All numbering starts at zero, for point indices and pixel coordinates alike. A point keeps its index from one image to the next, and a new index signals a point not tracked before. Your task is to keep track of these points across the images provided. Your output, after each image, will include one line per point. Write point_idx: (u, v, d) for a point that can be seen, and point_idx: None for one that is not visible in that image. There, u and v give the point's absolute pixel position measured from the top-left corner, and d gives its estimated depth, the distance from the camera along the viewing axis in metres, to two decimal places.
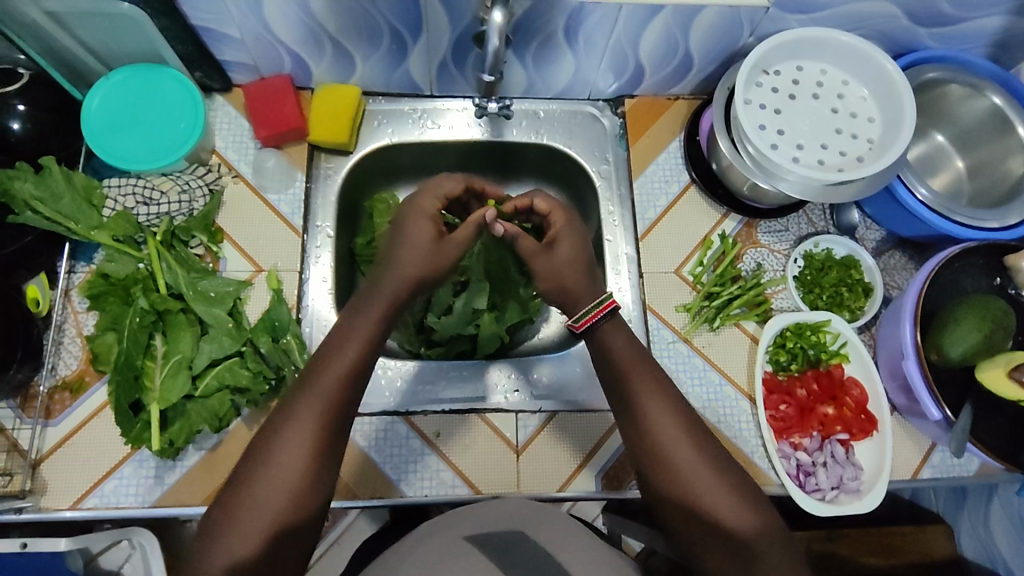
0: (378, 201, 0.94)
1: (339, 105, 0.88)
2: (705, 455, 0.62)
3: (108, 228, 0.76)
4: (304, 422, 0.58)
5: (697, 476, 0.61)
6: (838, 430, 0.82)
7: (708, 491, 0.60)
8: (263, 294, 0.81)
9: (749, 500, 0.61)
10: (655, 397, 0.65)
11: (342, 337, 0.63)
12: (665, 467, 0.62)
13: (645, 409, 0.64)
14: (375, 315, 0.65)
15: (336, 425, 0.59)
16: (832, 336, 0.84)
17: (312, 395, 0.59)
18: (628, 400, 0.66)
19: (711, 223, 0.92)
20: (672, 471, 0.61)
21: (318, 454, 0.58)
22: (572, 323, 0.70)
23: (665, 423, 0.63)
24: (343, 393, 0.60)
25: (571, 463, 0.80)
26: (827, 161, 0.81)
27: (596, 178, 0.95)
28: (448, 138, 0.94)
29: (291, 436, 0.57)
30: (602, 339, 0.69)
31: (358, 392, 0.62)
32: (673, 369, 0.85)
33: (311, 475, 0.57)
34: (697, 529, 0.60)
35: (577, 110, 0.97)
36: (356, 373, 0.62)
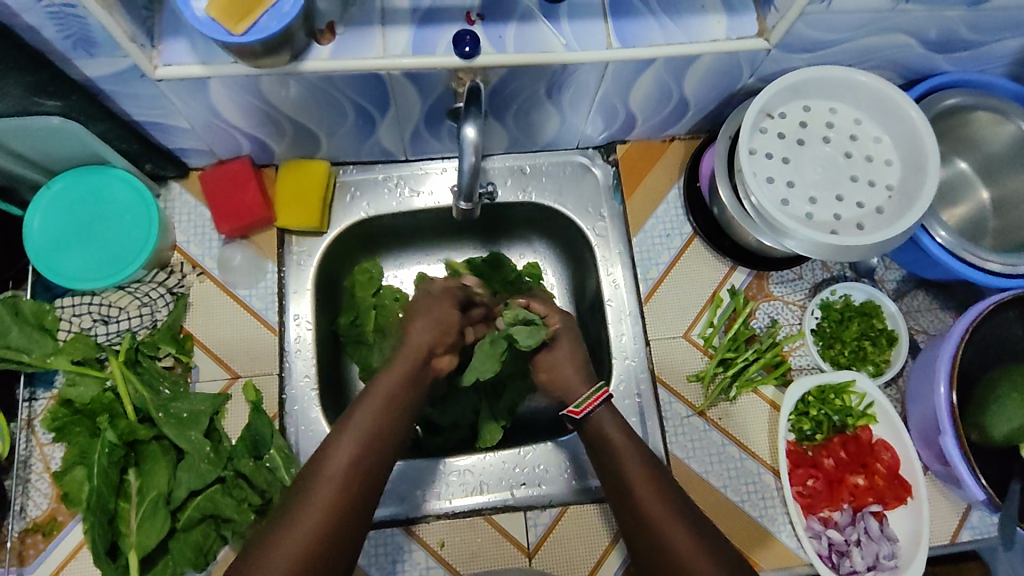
0: (360, 275, 0.87)
1: (306, 184, 0.81)
2: (700, 537, 0.59)
3: (65, 352, 0.70)
4: (329, 478, 0.57)
5: (693, 557, 0.57)
6: (871, 501, 0.76)
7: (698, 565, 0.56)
8: (242, 406, 0.75)
9: None
10: (650, 490, 0.62)
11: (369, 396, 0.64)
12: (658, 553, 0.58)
13: (639, 498, 0.62)
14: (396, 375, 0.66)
15: (381, 441, 0.61)
16: (857, 397, 0.79)
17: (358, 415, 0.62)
18: (626, 492, 0.63)
19: (719, 277, 0.85)
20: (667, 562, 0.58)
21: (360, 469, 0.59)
22: (572, 409, 0.70)
23: (655, 512, 0.60)
24: (369, 445, 0.60)
25: (586, 562, 0.75)
26: (844, 214, 0.74)
27: (592, 236, 0.87)
28: (429, 205, 0.87)
29: (314, 492, 0.56)
30: (598, 425, 0.69)
31: (383, 452, 0.61)
32: (689, 446, 0.79)
33: (330, 531, 0.54)
34: None
35: (566, 161, 0.90)
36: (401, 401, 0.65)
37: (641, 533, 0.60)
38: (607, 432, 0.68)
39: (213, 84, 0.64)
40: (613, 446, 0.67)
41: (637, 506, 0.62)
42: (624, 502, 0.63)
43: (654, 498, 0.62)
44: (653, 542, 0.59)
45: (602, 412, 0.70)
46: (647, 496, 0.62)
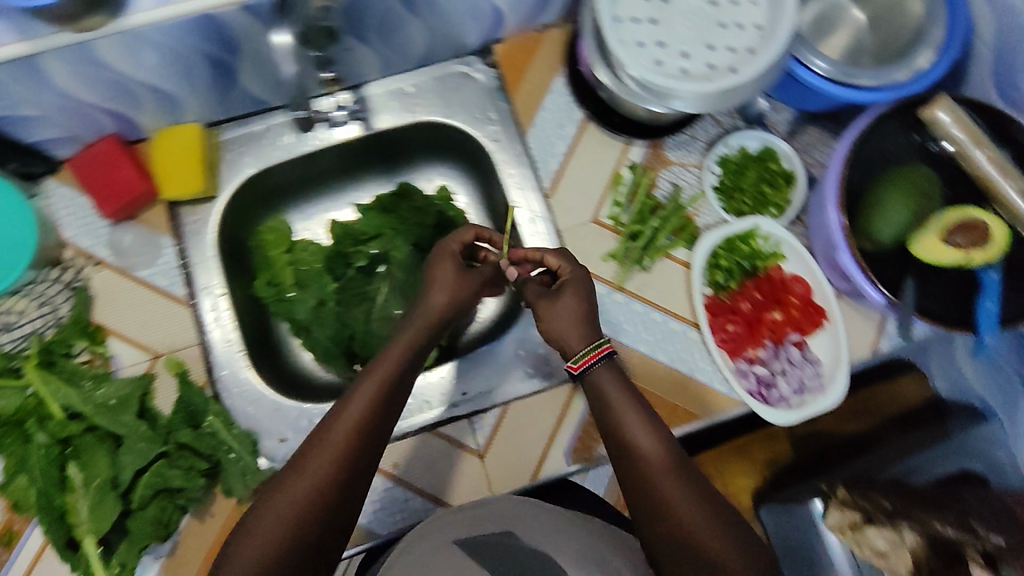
0: (272, 232, 0.86)
1: (181, 149, 0.78)
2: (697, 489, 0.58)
3: None
4: (316, 469, 0.55)
5: (678, 500, 0.57)
6: (790, 332, 0.80)
7: (700, 532, 0.55)
8: (169, 380, 0.75)
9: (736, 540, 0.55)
10: (648, 435, 0.61)
11: (360, 381, 0.61)
12: (655, 504, 0.57)
13: (636, 444, 0.61)
14: (404, 341, 0.66)
15: (372, 427, 0.58)
16: (764, 240, 0.81)
17: (348, 403, 0.59)
18: (622, 441, 0.62)
19: (617, 155, 0.86)
20: (665, 509, 0.56)
21: (348, 461, 0.56)
22: (571, 364, 0.68)
23: (660, 463, 0.59)
24: (361, 435, 0.57)
25: (537, 449, 0.78)
26: (717, 62, 0.74)
27: (487, 142, 0.86)
28: (319, 145, 0.86)
29: (299, 477, 0.55)
30: (596, 381, 0.66)
31: (374, 448, 0.58)
32: (614, 322, 0.81)
33: (331, 497, 0.54)
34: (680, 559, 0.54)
35: (446, 73, 0.87)
36: (395, 387, 0.62)
37: (643, 500, 0.58)
38: (603, 389, 0.65)
39: (46, 60, 0.61)
40: (620, 420, 0.63)
41: (637, 452, 0.60)
42: (631, 465, 0.60)
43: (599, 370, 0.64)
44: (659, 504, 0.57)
45: (602, 368, 0.66)
46: (641, 434, 0.62)
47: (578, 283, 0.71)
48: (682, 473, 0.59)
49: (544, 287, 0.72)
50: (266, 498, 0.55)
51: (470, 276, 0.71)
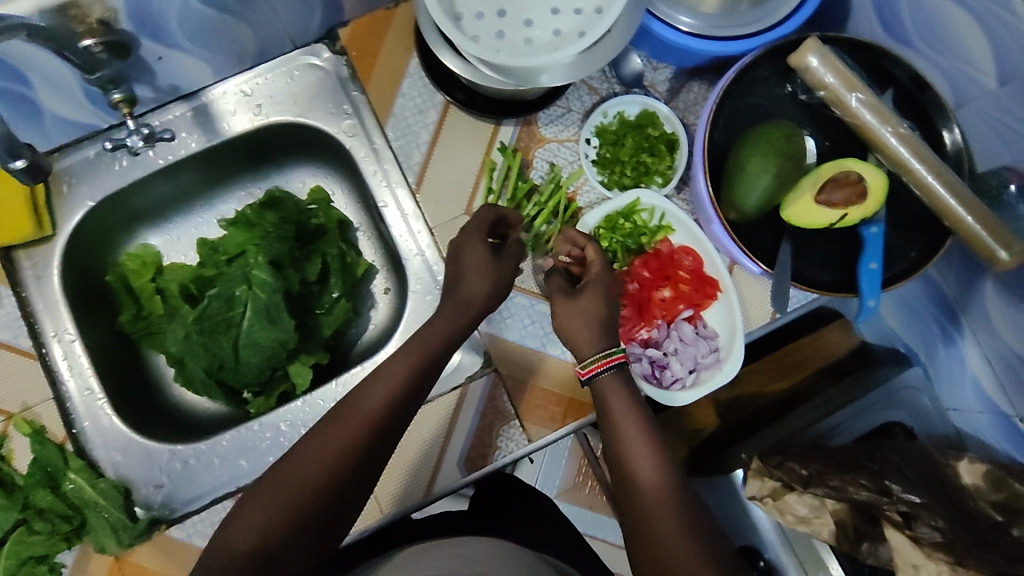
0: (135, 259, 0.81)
1: (3, 190, 0.71)
2: (692, 518, 0.54)
3: None
4: (298, 485, 0.51)
5: (669, 525, 0.53)
6: (682, 309, 0.75)
7: (679, 538, 0.52)
8: (25, 441, 0.70)
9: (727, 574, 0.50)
10: (648, 448, 0.58)
11: (363, 397, 0.57)
12: (644, 520, 0.54)
13: (634, 456, 0.58)
14: (413, 360, 0.60)
15: (367, 458, 0.54)
16: (648, 213, 0.75)
17: (343, 427, 0.54)
18: (619, 449, 0.59)
19: (486, 138, 0.79)
20: (654, 528, 0.53)
21: (331, 492, 0.51)
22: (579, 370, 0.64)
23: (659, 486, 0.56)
24: (353, 464, 0.53)
25: (427, 463, 0.74)
26: (564, 28, 0.68)
27: (344, 138, 0.80)
28: (164, 162, 0.80)
29: (279, 485, 0.51)
30: (601, 394, 0.62)
31: (362, 482, 0.54)
32: (496, 320, 0.76)
33: (307, 517, 0.50)
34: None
35: (290, 66, 0.80)
36: (396, 419, 0.57)
37: (631, 507, 0.56)
38: (606, 399, 0.62)
39: None
40: (616, 416, 0.61)
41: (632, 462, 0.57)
42: (620, 460, 0.58)
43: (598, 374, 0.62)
44: (639, 505, 0.55)
45: (608, 377, 0.63)
46: (637, 443, 0.59)
47: (602, 286, 0.67)
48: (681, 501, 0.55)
49: (569, 286, 0.69)
50: (246, 503, 0.51)
51: (504, 262, 0.67)
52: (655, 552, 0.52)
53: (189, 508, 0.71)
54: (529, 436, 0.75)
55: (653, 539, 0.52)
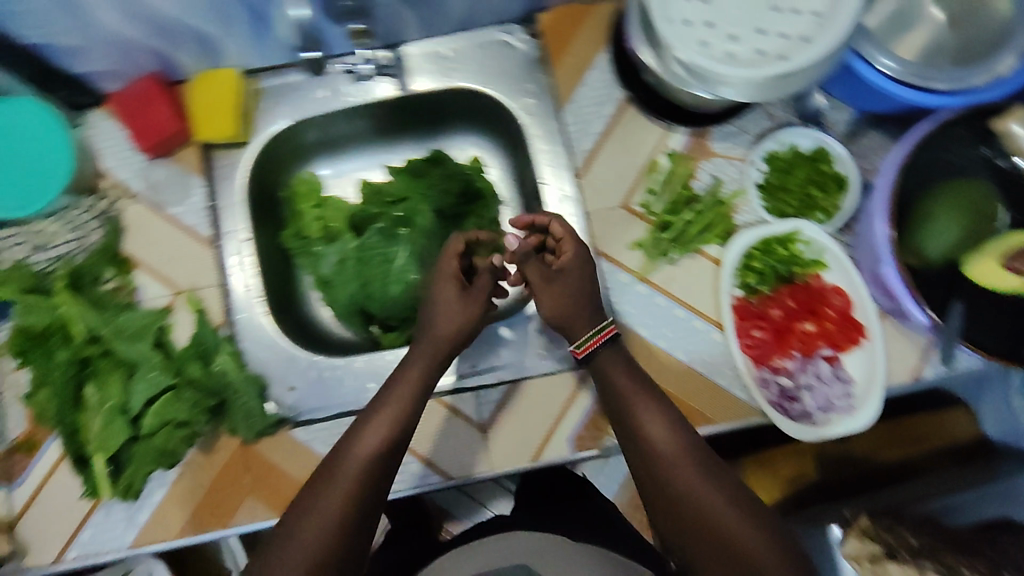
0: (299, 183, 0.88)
1: (218, 94, 0.80)
2: (707, 469, 0.62)
3: (8, 282, 0.71)
4: (318, 526, 0.58)
5: (695, 485, 0.61)
6: (822, 346, 0.75)
7: (725, 510, 0.60)
8: (188, 316, 0.78)
9: (752, 513, 0.60)
10: (652, 411, 0.66)
11: (354, 440, 0.63)
12: (665, 493, 0.62)
13: (643, 427, 0.65)
14: (410, 381, 0.67)
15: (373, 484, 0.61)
16: (805, 245, 0.76)
17: (341, 473, 0.61)
18: (630, 421, 0.66)
19: (655, 141, 0.81)
20: (675, 489, 0.61)
21: (349, 520, 0.59)
22: (573, 350, 0.70)
23: (670, 448, 0.63)
24: (362, 489, 0.60)
25: (539, 431, 0.76)
26: (768, 49, 0.69)
27: (521, 115, 0.83)
28: (352, 103, 0.86)
29: (301, 533, 0.57)
30: (601, 367, 0.69)
31: (373, 502, 0.61)
32: (632, 313, 0.77)
33: (342, 541, 0.58)
34: (705, 546, 0.59)
35: (487, 41, 0.85)
36: (389, 449, 0.63)
37: (654, 481, 0.63)
38: (609, 371, 0.68)
39: None
40: (615, 379, 0.68)
41: (646, 443, 0.64)
42: (642, 461, 0.64)
43: (616, 361, 0.69)
44: (676, 498, 0.61)
45: (607, 351, 0.69)
46: (644, 410, 0.66)
47: (582, 266, 0.71)
48: (692, 456, 0.63)
49: (547, 269, 0.71)
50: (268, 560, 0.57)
51: (471, 297, 0.70)
52: (716, 530, 0.59)
53: (319, 416, 0.76)
54: None
55: (704, 518, 0.60)
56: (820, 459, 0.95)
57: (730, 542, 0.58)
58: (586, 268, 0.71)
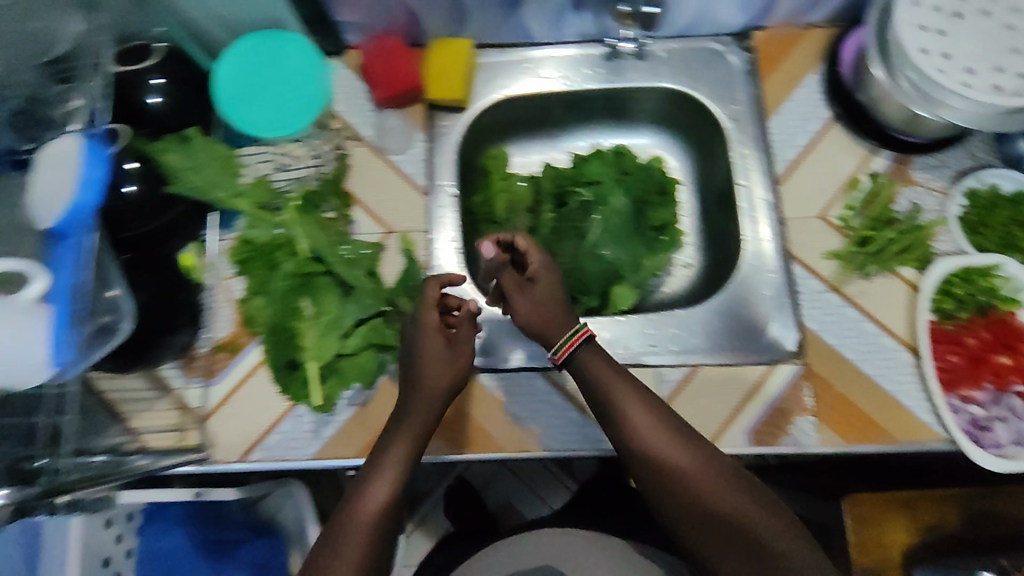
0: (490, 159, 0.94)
1: (453, 60, 0.86)
2: (714, 464, 0.65)
3: (251, 195, 0.77)
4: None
5: (711, 482, 0.64)
6: (1014, 381, 0.75)
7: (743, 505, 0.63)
8: (396, 255, 0.83)
9: (762, 501, 0.64)
10: (634, 403, 0.67)
11: (364, 493, 0.62)
12: (687, 489, 0.64)
13: (626, 421, 0.67)
14: (403, 444, 0.65)
15: (380, 533, 0.61)
16: (1002, 282, 0.77)
17: (356, 522, 0.61)
18: (615, 420, 0.67)
19: (858, 161, 0.84)
20: (686, 484, 0.64)
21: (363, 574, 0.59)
22: (551, 357, 0.71)
23: (678, 449, 0.65)
24: (374, 544, 0.60)
25: (717, 418, 0.77)
26: (1004, 85, 0.71)
27: (726, 120, 0.87)
28: (560, 88, 0.90)
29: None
30: (582, 366, 0.70)
31: (382, 547, 0.61)
32: (823, 321, 0.79)
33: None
34: (720, 536, 0.63)
35: (701, 47, 0.89)
36: (390, 505, 0.62)
37: (670, 482, 0.65)
38: (596, 369, 0.68)
39: None
40: (594, 373, 0.69)
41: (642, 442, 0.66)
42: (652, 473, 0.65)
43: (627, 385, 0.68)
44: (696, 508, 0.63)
45: (585, 351, 0.70)
46: (633, 406, 0.67)
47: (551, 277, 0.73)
48: (702, 453, 0.66)
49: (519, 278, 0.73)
50: None
51: (458, 349, 0.69)
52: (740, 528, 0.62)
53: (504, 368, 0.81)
54: (820, 434, 0.76)
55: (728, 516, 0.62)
56: (964, 511, 0.94)
57: (741, 526, 0.62)
58: (553, 273, 0.73)
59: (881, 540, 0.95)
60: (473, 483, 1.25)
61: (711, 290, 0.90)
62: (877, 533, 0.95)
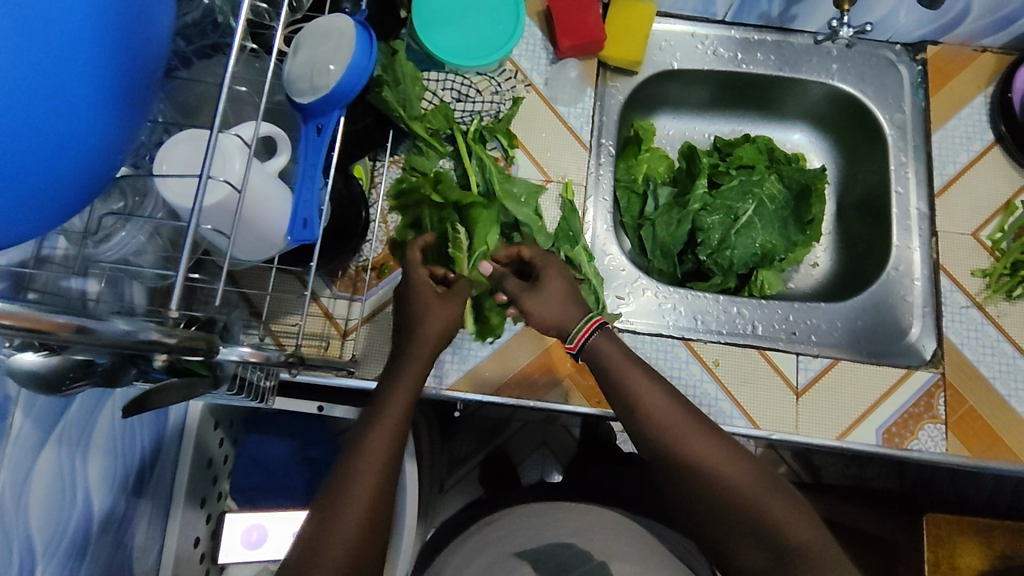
0: (636, 129, 0.92)
1: (634, 23, 0.87)
2: (731, 453, 0.58)
3: (427, 120, 0.78)
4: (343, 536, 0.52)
5: (736, 476, 0.57)
6: None
7: (749, 490, 0.56)
8: (555, 205, 0.83)
9: (794, 504, 0.56)
10: (648, 381, 0.62)
11: (359, 454, 0.56)
12: (708, 481, 0.57)
13: (643, 398, 0.60)
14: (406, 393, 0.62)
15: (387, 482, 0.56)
16: None
17: (353, 477, 0.55)
18: (628, 398, 0.61)
19: (1014, 188, 0.85)
20: (709, 478, 0.57)
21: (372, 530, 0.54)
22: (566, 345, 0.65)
23: (696, 436, 0.58)
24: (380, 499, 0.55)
25: (850, 414, 0.77)
26: None
27: (888, 127, 0.89)
28: (727, 69, 0.91)
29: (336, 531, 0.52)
30: (595, 350, 0.64)
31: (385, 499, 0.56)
32: (965, 334, 0.80)
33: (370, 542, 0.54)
34: (752, 539, 0.55)
35: (874, 53, 0.91)
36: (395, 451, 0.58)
37: (685, 471, 0.58)
38: (606, 355, 0.63)
39: None
40: (603, 348, 0.64)
41: (660, 424, 0.59)
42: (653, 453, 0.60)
43: (636, 367, 0.62)
44: (698, 494, 0.57)
45: (600, 338, 0.64)
46: (635, 378, 0.62)
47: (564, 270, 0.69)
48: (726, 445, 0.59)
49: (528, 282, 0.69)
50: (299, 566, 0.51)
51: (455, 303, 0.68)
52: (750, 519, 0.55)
53: (643, 332, 0.82)
54: (949, 444, 0.76)
55: (735, 505, 0.56)
56: None
57: (775, 533, 0.54)
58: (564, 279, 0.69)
59: (955, 563, 0.87)
60: (513, 455, 1.10)
61: (842, 293, 0.90)
62: (952, 554, 0.88)
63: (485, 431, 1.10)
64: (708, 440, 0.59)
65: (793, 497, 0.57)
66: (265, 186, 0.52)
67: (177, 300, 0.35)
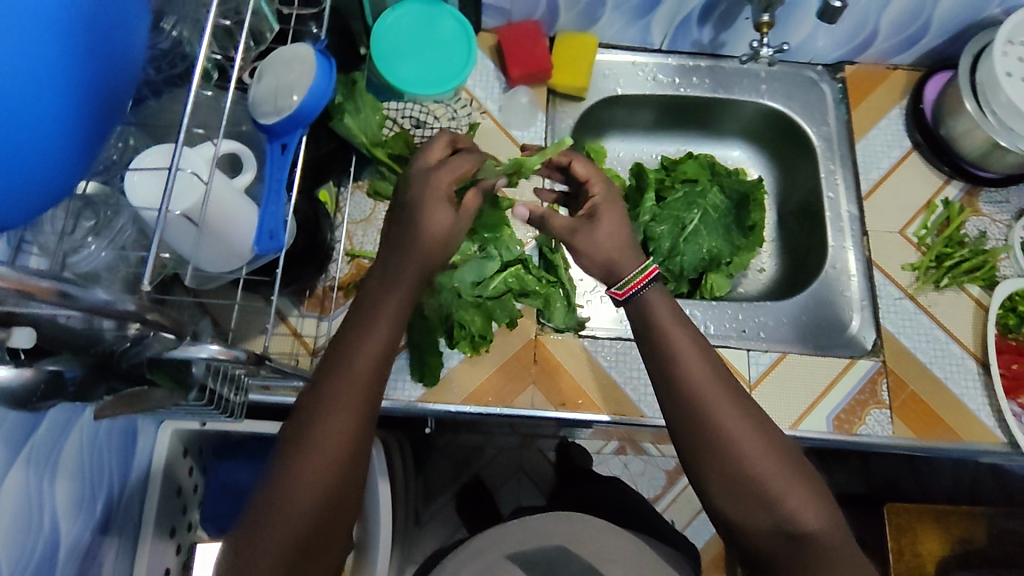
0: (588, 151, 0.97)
1: (578, 53, 0.94)
2: (763, 437, 0.56)
3: (388, 145, 0.82)
4: (328, 442, 0.50)
5: (760, 460, 0.54)
6: None
7: (766, 473, 0.54)
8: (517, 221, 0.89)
9: (820, 497, 0.54)
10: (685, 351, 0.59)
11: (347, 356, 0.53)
12: (727, 452, 0.55)
13: (673, 362, 0.58)
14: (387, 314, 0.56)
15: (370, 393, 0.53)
16: None
17: (340, 381, 0.52)
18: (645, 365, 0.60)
19: (934, 189, 0.93)
20: (730, 453, 0.55)
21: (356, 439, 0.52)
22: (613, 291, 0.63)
23: (730, 416, 0.56)
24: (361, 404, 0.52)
25: (802, 404, 0.82)
26: None
27: (816, 139, 0.97)
28: (666, 92, 0.99)
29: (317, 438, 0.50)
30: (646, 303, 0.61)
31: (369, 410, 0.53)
32: (899, 323, 0.86)
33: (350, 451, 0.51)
34: (762, 518, 0.54)
35: (797, 73, 1.00)
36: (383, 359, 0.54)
37: (708, 441, 0.55)
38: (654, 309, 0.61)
39: None
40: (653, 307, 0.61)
41: (688, 394, 0.57)
42: (674, 418, 0.57)
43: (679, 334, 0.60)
44: (714, 463, 0.55)
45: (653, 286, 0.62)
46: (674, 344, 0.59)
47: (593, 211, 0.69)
48: (758, 426, 0.56)
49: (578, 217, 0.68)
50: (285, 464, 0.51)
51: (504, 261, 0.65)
52: (763, 501, 0.54)
53: (602, 337, 0.87)
54: (895, 428, 0.81)
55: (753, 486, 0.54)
56: None
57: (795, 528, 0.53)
58: (613, 208, 0.67)
59: (918, 549, 0.90)
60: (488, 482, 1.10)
61: (789, 293, 0.96)
62: (914, 541, 0.91)
63: (462, 459, 1.11)
64: (742, 425, 0.56)
65: (811, 483, 0.55)
66: (228, 199, 0.55)
67: (149, 277, 0.41)
